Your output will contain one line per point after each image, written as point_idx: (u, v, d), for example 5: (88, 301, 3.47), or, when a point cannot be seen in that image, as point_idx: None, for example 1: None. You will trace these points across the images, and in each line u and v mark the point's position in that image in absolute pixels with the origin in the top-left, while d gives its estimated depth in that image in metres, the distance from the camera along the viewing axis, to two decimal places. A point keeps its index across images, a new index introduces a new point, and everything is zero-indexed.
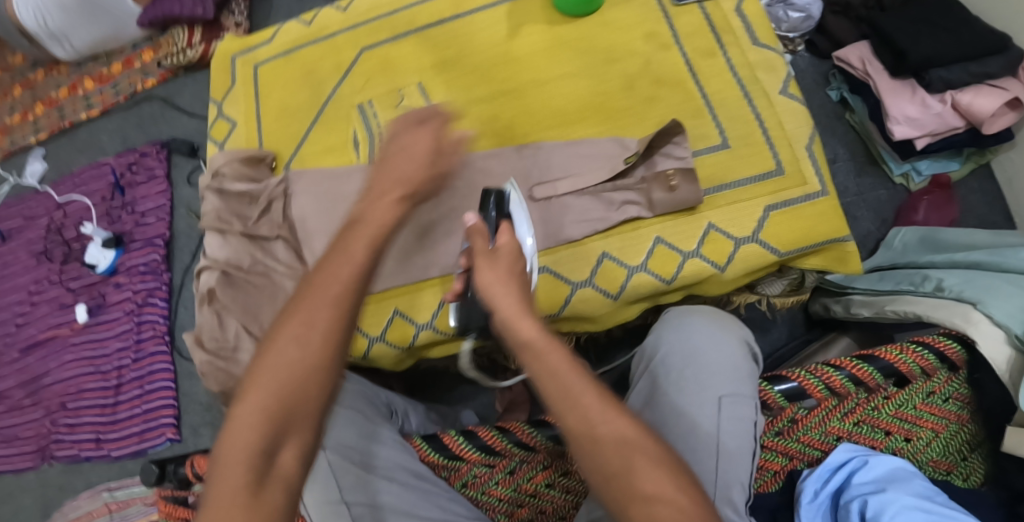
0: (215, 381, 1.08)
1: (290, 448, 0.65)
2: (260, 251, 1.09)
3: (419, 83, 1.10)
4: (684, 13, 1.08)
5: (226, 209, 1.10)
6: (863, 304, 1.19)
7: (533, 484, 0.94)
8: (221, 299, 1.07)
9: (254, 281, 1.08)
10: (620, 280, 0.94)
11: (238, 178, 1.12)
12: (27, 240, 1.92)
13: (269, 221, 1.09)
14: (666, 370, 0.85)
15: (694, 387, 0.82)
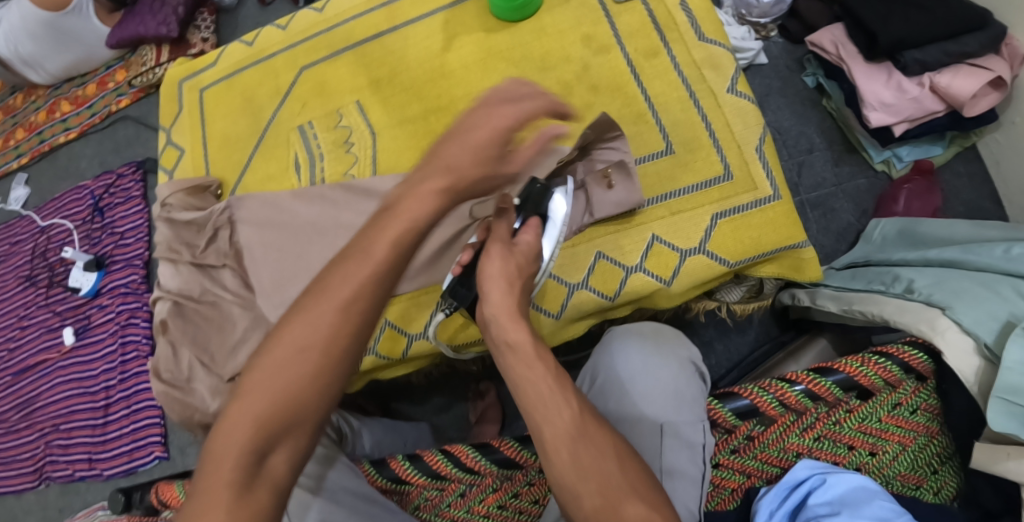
0: (173, 411, 1.07)
1: (279, 453, 0.66)
2: (209, 280, 1.08)
3: (357, 102, 1.06)
4: (624, 12, 1.04)
5: (176, 238, 1.09)
6: (829, 299, 1.14)
7: (485, 506, 0.92)
8: (174, 331, 1.07)
9: (204, 311, 1.07)
10: (562, 298, 0.92)
11: (186, 207, 1.10)
12: (15, 266, 1.96)
13: (216, 249, 1.07)
14: (604, 401, 0.84)
15: (633, 416, 0.81)
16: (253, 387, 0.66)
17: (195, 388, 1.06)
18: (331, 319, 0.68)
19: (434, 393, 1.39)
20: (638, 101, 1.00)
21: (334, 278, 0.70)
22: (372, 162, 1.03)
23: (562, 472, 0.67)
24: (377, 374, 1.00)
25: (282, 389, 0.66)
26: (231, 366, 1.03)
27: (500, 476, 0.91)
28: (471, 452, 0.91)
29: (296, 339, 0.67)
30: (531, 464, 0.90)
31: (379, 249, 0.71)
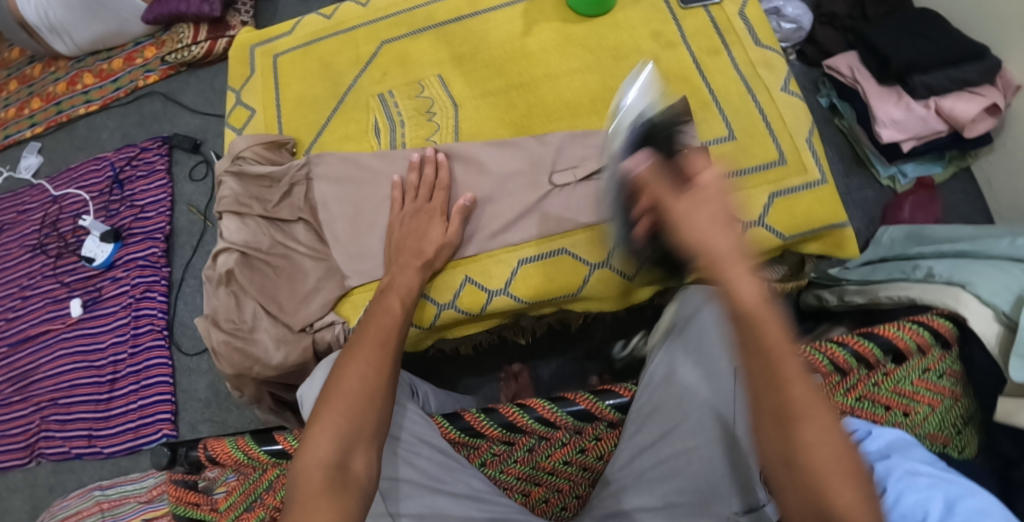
0: (229, 363, 1.03)
1: (359, 459, 0.78)
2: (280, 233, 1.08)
3: (438, 75, 1.13)
4: (689, 16, 1.12)
5: (250, 192, 1.09)
6: (857, 292, 1.22)
7: (551, 462, 0.96)
8: (239, 281, 1.05)
9: (274, 263, 1.06)
10: (635, 261, 0.98)
11: (261, 161, 1.11)
12: (21, 235, 1.92)
13: (290, 204, 1.08)
14: (687, 351, 0.91)
15: (709, 361, 0.90)
16: (327, 412, 0.79)
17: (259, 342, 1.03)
18: (377, 359, 0.84)
19: (466, 374, 1.42)
20: (704, 93, 1.07)
21: (371, 329, 0.87)
22: (454, 130, 1.08)
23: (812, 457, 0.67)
24: (446, 333, 1.03)
25: (353, 413, 0.80)
26: (302, 315, 1.03)
27: (575, 428, 0.94)
28: (549, 406, 0.93)
29: (355, 377, 0.82)
30: (607, 417, 0.94)
31: (394, 303, 0.91)
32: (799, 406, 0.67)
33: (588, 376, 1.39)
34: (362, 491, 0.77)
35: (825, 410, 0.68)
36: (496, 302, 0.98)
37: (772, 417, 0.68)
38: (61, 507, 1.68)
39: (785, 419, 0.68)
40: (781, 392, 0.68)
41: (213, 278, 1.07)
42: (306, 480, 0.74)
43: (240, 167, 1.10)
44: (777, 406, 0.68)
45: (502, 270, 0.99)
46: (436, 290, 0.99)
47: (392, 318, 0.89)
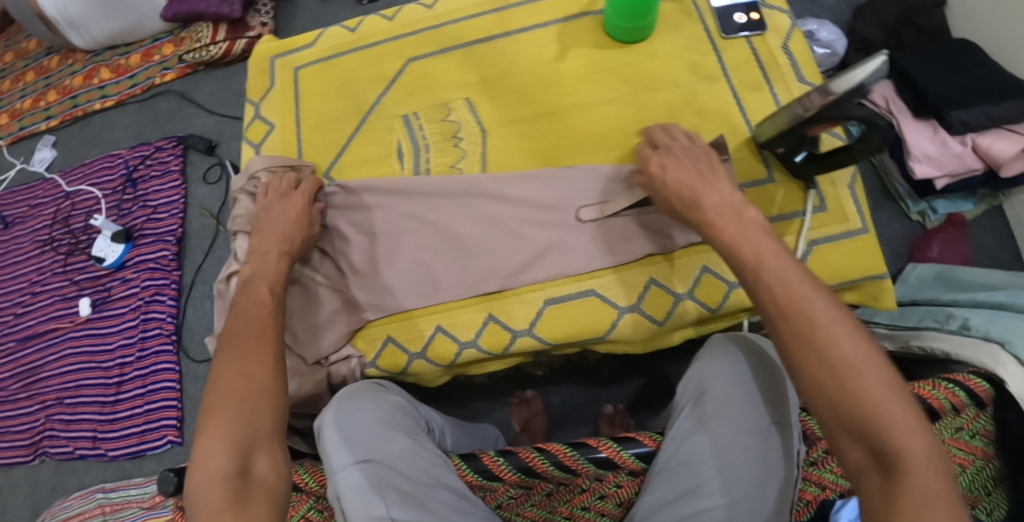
0: None
1: (260, 461, 0.77)
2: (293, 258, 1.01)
3: (466, 98, 1.09)
4: (731, 47, 1.08)
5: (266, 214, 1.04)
6: (885, 337, 1.17)
7: (568, 507, 0.94)
8: None
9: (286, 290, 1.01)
10: (666, 306, 0.94)
11: None
12: (32, 229, 1.90)
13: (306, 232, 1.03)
14: (716, 407, 0.87)
15: (743, 415, 0.85)
16: (213, 423, 0.77)
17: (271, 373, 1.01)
18: (261, 353, 0.82)
19: (476, 398, 1.38)
20: (743, 131, 1.03)
21: (243, 323, 0.84)
22: (481, 158, 1.04)
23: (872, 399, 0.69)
24: (465, 370, 1.00)
25: (241, 415, 0.78)
26: (315, 348, 0.98)
27: (596, 475, 0.91)
28: (570, 451, 0.90)
29: (235, 377, 0.80)
30: (629, 466, 0.91)
31: (263, 292, 0.89)
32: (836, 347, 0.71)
33: (601, 405, 1.35)
34: (271, 491, 0.76)
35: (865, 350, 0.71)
36: (520, 344, 0.95)
37: (837, 373, 0.70)
38: (64, 507, 1.68)
39: (846, 372, 0.70)
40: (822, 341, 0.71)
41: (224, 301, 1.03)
42: (206, 498, 0.74)
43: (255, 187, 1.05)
44: (838, 359, 0.70)
45: (528, 309, 0.95)
46: (457, 327, 0.96)
47: (264, 309, 0.87)
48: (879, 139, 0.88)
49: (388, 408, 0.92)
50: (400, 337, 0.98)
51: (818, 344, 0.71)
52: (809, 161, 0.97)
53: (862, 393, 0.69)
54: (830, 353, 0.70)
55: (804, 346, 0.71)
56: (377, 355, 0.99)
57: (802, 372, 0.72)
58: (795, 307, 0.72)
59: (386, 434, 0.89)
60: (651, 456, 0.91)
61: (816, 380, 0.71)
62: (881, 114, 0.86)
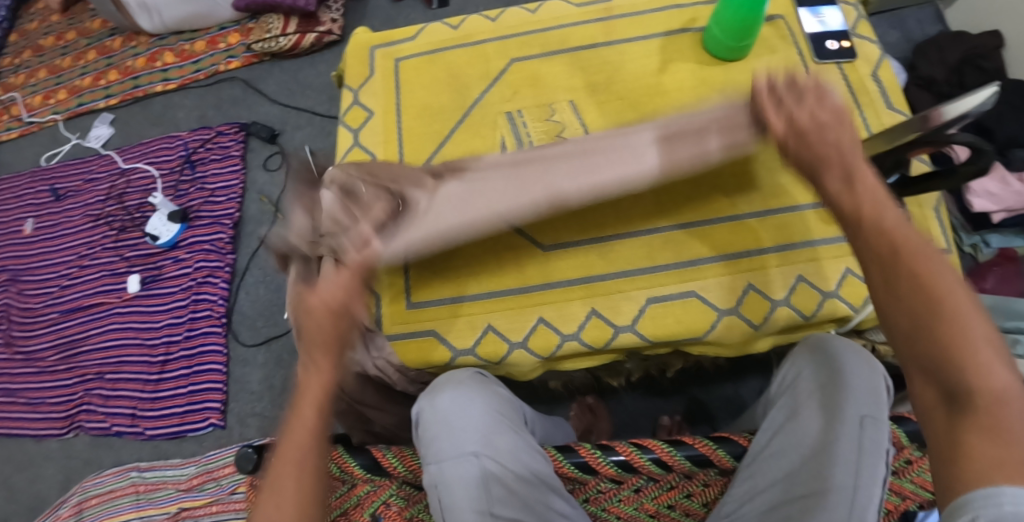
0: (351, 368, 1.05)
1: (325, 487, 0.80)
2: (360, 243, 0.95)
3: (571, 101, 1.13)
4: (823, 72, 1.13)
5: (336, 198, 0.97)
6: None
7: (655, 504, 0.96)
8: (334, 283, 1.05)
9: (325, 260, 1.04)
10: (764, 312, 0.98)
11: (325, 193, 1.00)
12: (83, 204, 1.92)
13: (389, 207, 0.97)
14: (809, 396, 0.92)
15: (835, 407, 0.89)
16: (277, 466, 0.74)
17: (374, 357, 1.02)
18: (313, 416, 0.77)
19: (534, 400, 1.42)
20: None
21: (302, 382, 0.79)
22: None
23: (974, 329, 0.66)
24: (560, 364, 1.02)
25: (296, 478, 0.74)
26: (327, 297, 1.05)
27: (688, 473, 0.94)
28: (666, 448, 0.92)
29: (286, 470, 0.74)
30: (723, 465, 0.94)
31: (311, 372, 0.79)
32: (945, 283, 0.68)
33: (658, 416, 1.39)
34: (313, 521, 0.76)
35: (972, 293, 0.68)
36: (622, 339, 0.98)
37: (921, 312, 0.67)
38: (96, 483, 1.68)
39: (948, 315, 0.67)
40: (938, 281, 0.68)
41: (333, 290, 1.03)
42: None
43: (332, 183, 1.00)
44: (948, 299, 0.67)
45: (631, 307, 0.98)
46: (561, 320, 0.99)
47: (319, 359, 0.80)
48: (982, 167, 0.91)
49: (495, 401, 0.95)
50: (502, 326, 1.00)
51: (906, 287, 0.69)
52: (903, 187, 1.01)
53: (938, 324, 0.67)
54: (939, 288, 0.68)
55: (915, 285, 0.68)
56: (476, 342, 1.00)
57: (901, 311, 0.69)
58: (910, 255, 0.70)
59: (493, 429, 0.91)
60: (743, 454, 0.95)
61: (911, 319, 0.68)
62: (986, 143, 0.88)
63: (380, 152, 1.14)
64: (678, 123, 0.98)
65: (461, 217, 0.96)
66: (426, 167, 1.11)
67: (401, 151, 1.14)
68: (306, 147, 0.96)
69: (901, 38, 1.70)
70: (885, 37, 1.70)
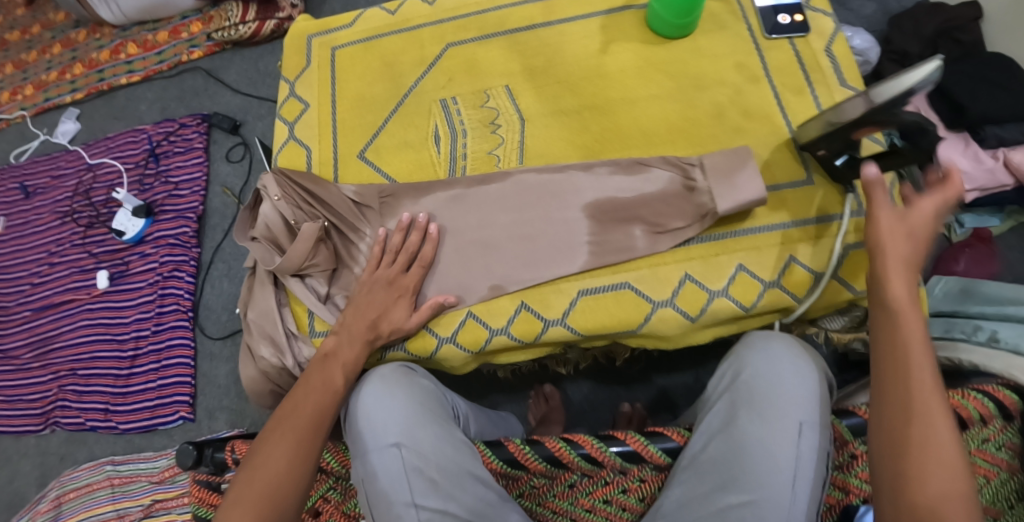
0: (278, 382, 1.04)
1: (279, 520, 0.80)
2: (295, 287, 1.00)
3: (506, 86, 1.09)
4: (775, 47, 1.08)
5: (276, 226, 1.02)
6: None
7: (590, 499, 0.93)
8: (257, 296, 1.04)
9: (262, 274, 1.04)
10: (701, 303, 0.95)
11: (269, 220, 1.02)
12: (52, 200, 1.91)
13: (324, 248, 1.02)
14: (751, 400, 0.88)
15: (775, 411, 0.86)
16: (255, 482, 0.79)
17: (297, 361, 1.00)
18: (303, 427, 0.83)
19: (493, 391, 1.41)
20: (785, 132, 1.03)
21: (306, 407, 0.85)
22: (519, 147, 1.05)
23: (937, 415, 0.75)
24: (493, 358, 1.00)
25: (271, 495, 0.79)
26: (263, 305, 1.02)
27: (621, 468, 0.93)
28: (597, 444, 0.91)
29: (280, 460, 0.81)
30: (657, 460, 0.92)
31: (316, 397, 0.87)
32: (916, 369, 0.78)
33: (620, 404, 1.37)
34: None
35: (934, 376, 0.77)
36: (551, 333, 0.95)
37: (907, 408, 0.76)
38: (73, 478, 1.70)
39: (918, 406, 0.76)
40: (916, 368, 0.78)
41: (259, 305, 1.03)
42: None
43: (267, 193, 1.03)
44: (928, 399, 0.76)
45: (562, 299, 0.96)
46: (490, 314, 0.97)
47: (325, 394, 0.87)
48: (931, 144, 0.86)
49: (420, 391, 0.93)
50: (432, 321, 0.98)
51: (912, 388, 0.77)
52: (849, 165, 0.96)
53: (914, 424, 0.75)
54: (914, 378, 0.77)
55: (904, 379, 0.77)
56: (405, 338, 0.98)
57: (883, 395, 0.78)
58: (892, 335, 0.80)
59: (416, 419, 0.89)
60: (679, 451, 0.93)
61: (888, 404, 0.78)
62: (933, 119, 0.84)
63: (314, 146, 1.11)
64: (609, 191, 0.98)
65: (439, 279, 0.99)
66: (358, 159, 1.08)
67: (334, 144, 1.10)
68: (286, 187, 1.04)
69: (878, 9, 1.63)
70: (862, 8, 1.63)
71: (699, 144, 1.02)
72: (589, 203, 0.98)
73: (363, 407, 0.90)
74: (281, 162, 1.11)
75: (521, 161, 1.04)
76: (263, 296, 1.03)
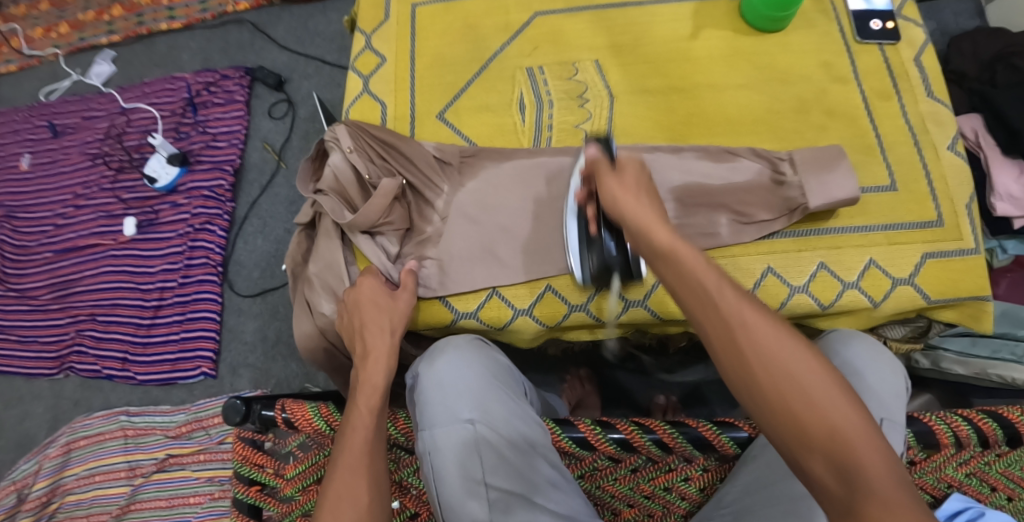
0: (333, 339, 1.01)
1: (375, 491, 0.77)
2: (365, 244, 0.97)
3: (596, 60, 1.07)
4: (864, 51, 1.07)
5: (347, 178, 0.99)
6: (958, 362, 1.14)
7: (651, 486, 0.93)
8: (319, 248, 1.01)
9: (326, 227, 1.01)
10: (780, 297, 0.95)
11: (339, 173, 0.99)
12: (81, 141, 1.86)
13: (399, 207, 1.00)
14: None
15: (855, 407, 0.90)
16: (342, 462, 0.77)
17: None
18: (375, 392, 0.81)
19: (529, 370, 1.39)
20: (869, 136, 1.03)
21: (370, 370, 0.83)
22: (607, 123, 1.03)
23: (826, 401, 0.67)
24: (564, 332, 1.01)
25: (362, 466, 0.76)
26: (328, 259, 1.00)
27: (688, 456, 0.92)
28: (668, 429, 0.91)
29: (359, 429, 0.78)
30: (725, 450, 0.91)
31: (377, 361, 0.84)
32: (772, 348, 0.70)
33: (654, 395, 1.37)
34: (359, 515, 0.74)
35: (792, 343, 0.70)
36: (632, 313, 0.96)
37: (788, 393, 0.68)
38: (85, 425, 1.63)
39: (795, 392, 0.68)
40: (766, 350, 0.70)
41: (321, 258, 1.00)
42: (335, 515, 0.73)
43: (339, 145, 0.99)
44: (799, 374, 0.69)
45: (645, 281, 0.96)
46: (569, 290, 0.97)
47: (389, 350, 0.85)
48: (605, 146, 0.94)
49: (491, 365, 0.91)
50: (507, 291, 0.97)
51: (784, 371, 0.69)
52: (608, 277, 0.93)
53: (797, 408, 0.68)
54: (778, 363, 0.69)
55: (764, 367, 0.69)
56: (480, 307, 0.97)
57: (755, 394, 0.70)
58: (728, 322, 0.71)
59: (490, 394, 0.87)
60: (748, 441, 0.92)
61: (766, 404, 0.69)
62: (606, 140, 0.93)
63: (389, 100, 1.08)
64: (696, 176, 0.97)
65: (496, 274, 0.96)
66: (437, 119, 1.06)
67: (412, 100, 1.08)
68: (355, 137, 1.00)
69: (937, 30, 1.63)
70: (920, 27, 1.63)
71: (785, 138, 1.01)
72: (676, 187, 0.97)
73: (434, 380, 0.88)
74: (351, 115, 1.07)
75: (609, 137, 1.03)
76: (329, 249, 0.99)
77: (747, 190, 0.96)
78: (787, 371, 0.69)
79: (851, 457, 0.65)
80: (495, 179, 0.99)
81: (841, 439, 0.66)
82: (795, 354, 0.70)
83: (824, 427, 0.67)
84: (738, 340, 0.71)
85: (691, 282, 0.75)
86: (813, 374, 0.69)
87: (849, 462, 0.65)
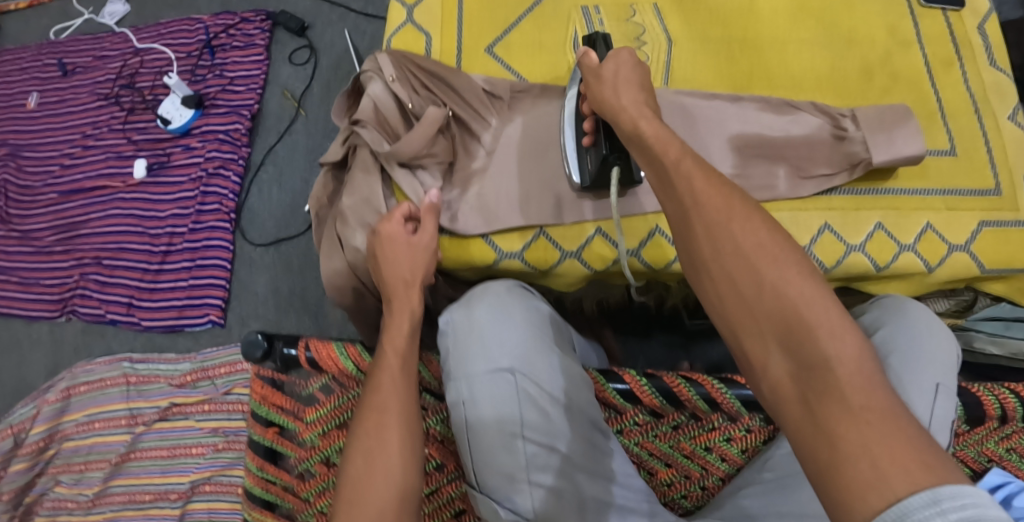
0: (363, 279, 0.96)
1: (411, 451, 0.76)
2: (405, 178, 0.93)
3: (654, 4, 1.03)
4: (928, 16, 1.03)
5: (389, 108, 0.96)
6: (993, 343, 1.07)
7: (691, 445, 0.92)
8: (353, 180, 0.94)
9: (360, 160, 0.95)
10: (838, 255, 0.91)
11: (380, 102, 0.95)
12: (92, 81, 1.80)
13: (444, 139, 0.95)
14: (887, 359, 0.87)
15: (914, 372, 0.86)
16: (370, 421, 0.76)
17: None
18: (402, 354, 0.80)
19: None
20: (931, 101, 0.99)
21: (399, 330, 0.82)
22: (666, 69, 0.99)
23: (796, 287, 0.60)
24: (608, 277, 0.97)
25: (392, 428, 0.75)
26: (364, 193, 0.94)
27: (733, 414, 0.90)
28: (717, 384, 0.89)
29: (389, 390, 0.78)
30: None
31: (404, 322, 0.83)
32: (735, 231, 0.63)
33: (679, 363, 1.29)
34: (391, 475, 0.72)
35: (762, 219, 0.64)
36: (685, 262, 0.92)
37: (745, 281, 0.62)
38: (86, 370, 1.56)
39: (762, 268, 0.62)
40: (730, 230, 0.64)
41: (354, 193, 0.94)
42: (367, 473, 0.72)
43: (382, 73, 0.96)
44: (760, 251, 0.62)
45: None
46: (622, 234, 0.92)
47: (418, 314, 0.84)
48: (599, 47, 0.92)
49: (536, 318, 0.88)
50: (554, 233, 0.93)
51: (747, 251, 0.62)
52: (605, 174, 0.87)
53: (760, 289, 0.61)
54: (745, 242, 0.63)
55: (728, 241, 0.64)
56: (526, 246, 0.93)
57: (712, 278, 0.64)
58: (697, 206, 0.66)
59: (533, 349, 0.85)
60: None
61: (720, 286, 0.63)
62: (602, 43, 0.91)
63: (434, 33, 1.03)
64: (754, 126, 0.94)
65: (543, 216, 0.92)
66: (486, 54, 1.01)
67: (458, 34, 1.03)
68: (397, 69, 0.97)
69: None
70: None
71: (847, 98, 0.98)
72: (735, 135, 0.94)
73: (477, 329, 0.85)
74: (393, 45, 1.02)
75: (666, 81, 0.99)
76: (366, 183, 0.94)
77: (809, 142, 0.92)
78: (745, 251, 0.62)
79: (817, 346, 0.57)
80: (542, 119, 0.95)
81: (802, 326, 0.58)
82: (753, 228, 0.63)
83: (785, 303, 0.59)
84: (700, 215, 0.65)
85: (668, 165, 0.70)
86: (778, 249, 0.62)
87: (811, 353, 0.57)
